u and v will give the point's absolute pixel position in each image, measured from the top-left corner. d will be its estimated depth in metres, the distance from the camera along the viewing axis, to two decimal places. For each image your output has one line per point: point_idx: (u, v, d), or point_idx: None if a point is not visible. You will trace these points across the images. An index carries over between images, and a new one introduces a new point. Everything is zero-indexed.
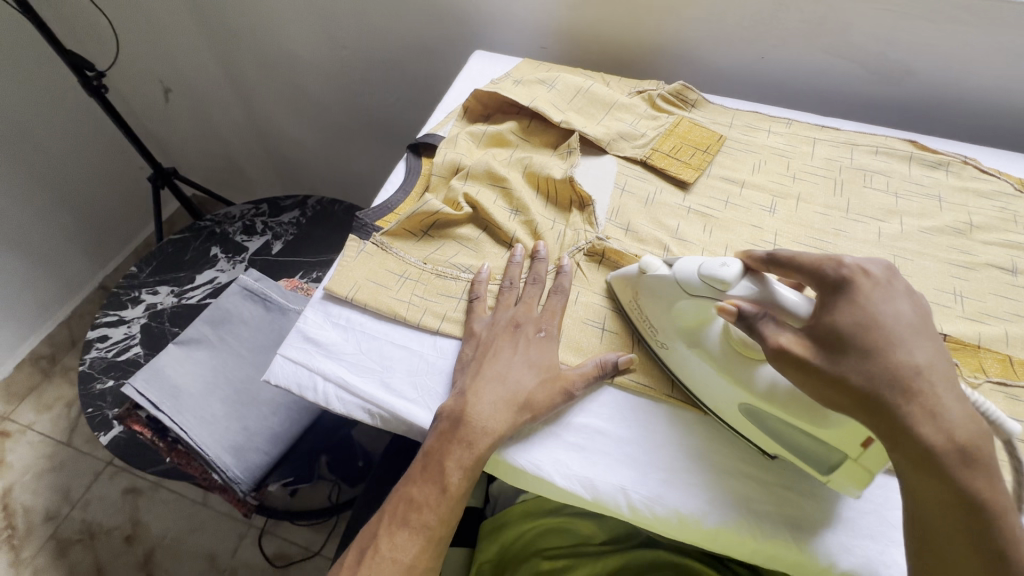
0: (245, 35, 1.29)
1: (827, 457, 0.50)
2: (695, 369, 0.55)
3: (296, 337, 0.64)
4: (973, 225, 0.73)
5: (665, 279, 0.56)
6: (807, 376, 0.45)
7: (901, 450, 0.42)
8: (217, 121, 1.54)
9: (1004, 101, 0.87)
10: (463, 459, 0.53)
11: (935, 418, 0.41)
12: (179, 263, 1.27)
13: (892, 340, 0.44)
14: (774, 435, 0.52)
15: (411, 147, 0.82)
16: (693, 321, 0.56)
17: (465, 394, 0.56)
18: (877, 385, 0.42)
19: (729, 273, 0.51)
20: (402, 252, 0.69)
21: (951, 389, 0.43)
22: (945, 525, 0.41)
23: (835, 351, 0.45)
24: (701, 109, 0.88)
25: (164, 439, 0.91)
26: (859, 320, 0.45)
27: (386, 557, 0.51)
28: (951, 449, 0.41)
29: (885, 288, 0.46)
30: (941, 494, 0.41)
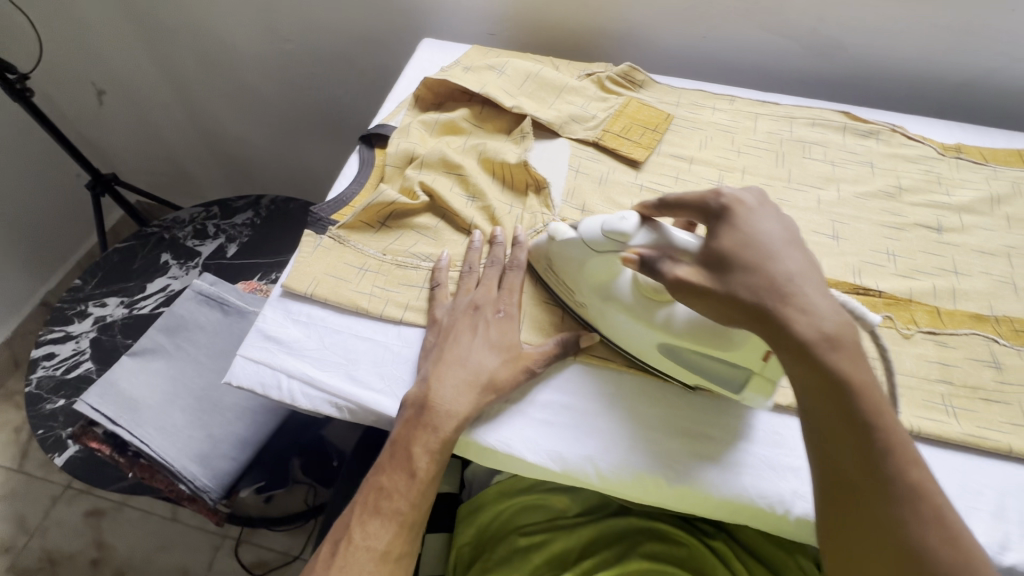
0: (181, 29, 1.24)
1: (734, 377, 0.55)
2: (616, 321, 0.58)
3: (256, 336, 0.63)
4: (902, 188, 0.78)
5: (572, 241, 0.59)
6: (701, 298, 0.49)
7: (784, 350, 0.46)
8: (158, 122, 1.47)
9: (926, 71, 0.92)
10: (431, 442, 0.53)
11: (806, 312, 0.46)
12: (128, 272, 1.21)
13: (767, 254, 0.48)
14: (691, 367, 0.56)
15: (364, 138, 0.81)
16: (605, 277, 0.58)
17: (428, 380, 0.56)
18: (757, 292, 0.47)
19: (628, 225, 0.55)
20: (360, 245, 0.69)
21: (822, 291, 0.48)
22: (826, 411, 0.45)
23: (722, 269, 0.49)
24: (649, 90, 0.90)
25: (125, 454, 0.88)
26: (737, 240, 0.49)
27: (361, 545, 0.52)
28: (820, 339, 0.45)
29: (761, 210, 0.52)
30: (817, 381, 0.45)
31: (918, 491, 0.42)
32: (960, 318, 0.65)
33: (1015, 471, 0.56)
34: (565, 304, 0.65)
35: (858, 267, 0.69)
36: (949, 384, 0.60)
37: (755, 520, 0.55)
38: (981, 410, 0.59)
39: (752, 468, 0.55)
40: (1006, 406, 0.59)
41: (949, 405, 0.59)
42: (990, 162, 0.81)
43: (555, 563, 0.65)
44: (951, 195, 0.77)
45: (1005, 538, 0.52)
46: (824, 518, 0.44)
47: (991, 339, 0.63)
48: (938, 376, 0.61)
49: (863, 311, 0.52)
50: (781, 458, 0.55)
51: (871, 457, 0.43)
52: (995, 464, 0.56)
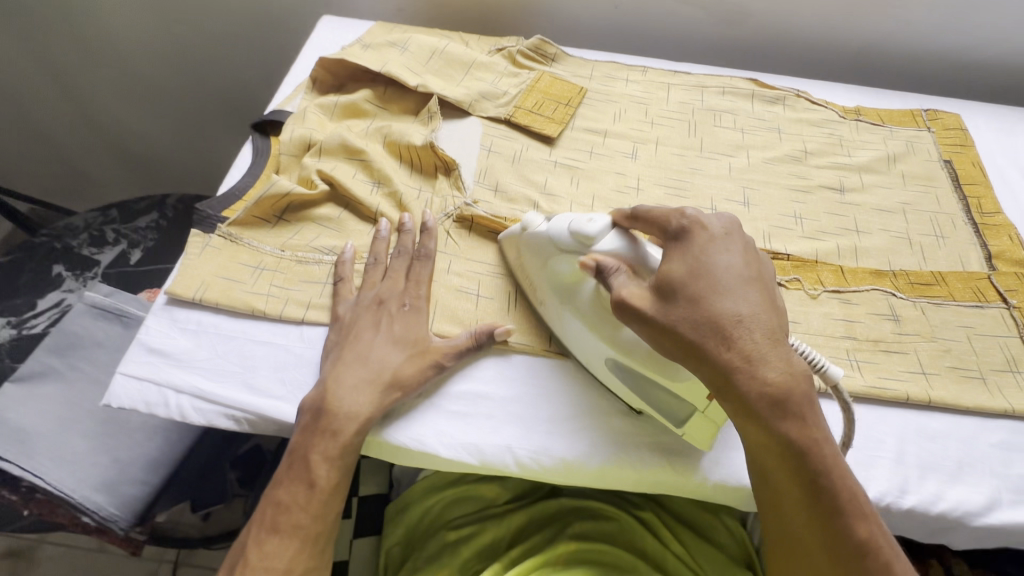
0: (51, 10, 1.10)
1: (678, 411, 0.52)
2: (571, 325, 0.56)
3: (137, 351, 0.57)
4: (808, 151, 0.80)
5: (541, 236, 0.57)
6: (645, 325, 0.47)
7: (728, 395, 0.45)
8: (40, 119, 1.30)
9: (826, 36, 0.95)
10: (330, 449, 0.51)
11: (750, 365, 0.44)
12: (13, 288, 1.08)
13: (717, 288, 0.46)
14: (639, 390, 0.53)
15: (256, 126, 0.74)
16: (568, 278, 0.56)
17: (327, 382, 0.53)
18: (700, 332, 0.45)
19: (594, 229, 0.54)
20: (255, 242, 0.63)
21: (772, 336, 0.45)
22: (774, 466, 0.45)
23: (668, 300, 0.47)
24: (562, 63, 0.87)
25: (18, 491, 0.74)
26: (689, 269, 0.48)
27: (258, 567, 0.49)
28: (764, 396, 0.43)
29: (721, 240, 0.49)
30: (763, 438, 0.45)
31: (864, 550, 0.43)
32: (862, 275, 0.68)
33: (913, 416, 0.59)
34: (478, 292, 0.62)
35: (768, 232, 0.70)
36: (853, 339, 0.62)
37: (676, 490, 0.54)
38: (882, 361, 0.61)
39: (739, 450, 0.54)
40: (904, 356, 0.62)
41: (853, 359, 0.61)
42: (887, 123, 0.85)
43: (485, 555, 0.64)
44: (852, 156, 0.80)
45: (904, 482, 0.55)
46: (774, 552, 0.49)
47: (889, 293, 0.66)
48: (843, 333, 0.63)
49: (825, 364, 0.48)
50: None
51: (816, 514, 0.44)
52: (896, 411, 0.59)
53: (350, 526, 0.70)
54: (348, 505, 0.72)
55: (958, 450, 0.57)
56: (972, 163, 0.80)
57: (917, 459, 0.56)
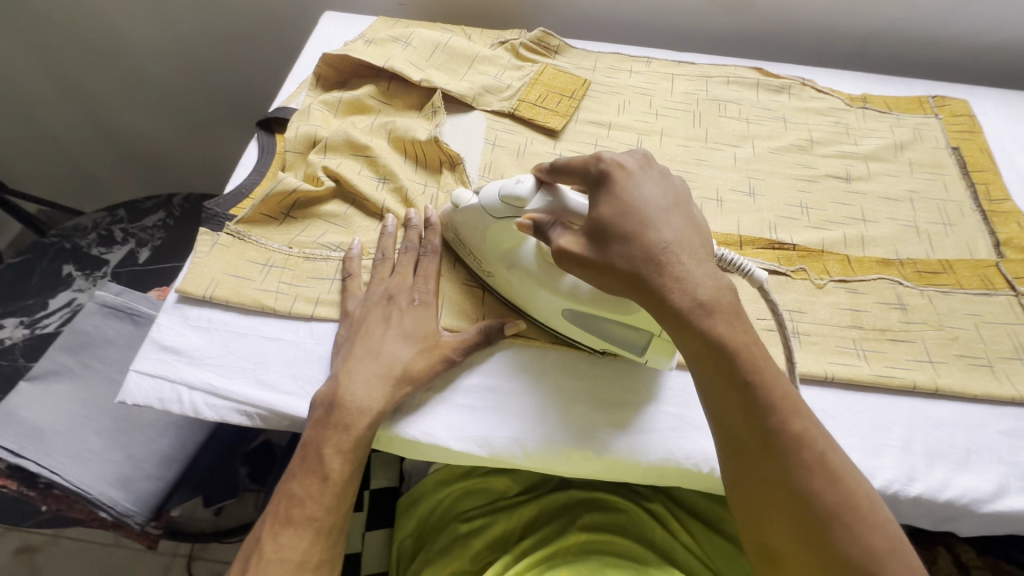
0: (55, 13, 1.10)
1: (637, 341, 0.55)
2: (521, 287, 0.57)
3: (150, 348, 0.58)
4: (814, 140, 0.79)
5: (473, 209, 0.58)
6: (584, 267, 0.48)
7: (666, 320, 0.46)
8: (47, 121, 1.30)
9: (832, 23, 0.94)
10: (342, 443, 0.52)
11: (681, 281, 0.46)
12: (25, 288, 1.09)
13: (644, 219, 0.47)
14: (595, 331, 0.55)
15: (262, 124, 0.75)
16: (508, 243, 0.57)
17: (338, 377, 0.54)
18: (634, 261, 0.46)
19: (524, 189, 0.54)
20: (263, 240, 0.64)
21: (697, 253, 0.47)
22: (710, 377, 0.46)
23: (600, 240, 0.48)
24: (565, 55, 0.87)
25: (35, 487, 0.75)
26: (617, 207, 0.48)
27: (274, 559, 0.50)
28: (695, 306, 0.45)
29: (640, 175, 0.50)
30: (699, 349, 0.46)
31: (800, 438, 0.44)
32: (869, 264, 0.68)
33: (921, 405, 0.59)
34: (484, 286, 0.63)
35: (774, 222, 0.70)
36: (860, 328, 0.62)
37: (683, 481, 0.55)
38: (889, 350, 0.61)
39: (675, 431, 0.55)
40: (911, 344, 0.62)
41: (860, 348, 0.61)
42: (894, 110, 0.84)
43: (496, 547, 0.65)
44: (859, 144, 0.79)
45: (912, 470, 0.55)
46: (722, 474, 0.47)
47: (896, 282, 0.66)
48: (850, 322, 0.63)
49: (751, 267, 0.50)
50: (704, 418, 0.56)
51: (753, 416, 0.44)
52: (904, 400, 0.59)
53: (363, 519, 0.71)
54: (360, 499, 0.72)
55: (965, 438, 0.57)
56: (981, 150, 0.80)
57: (924, 447, 0.56)
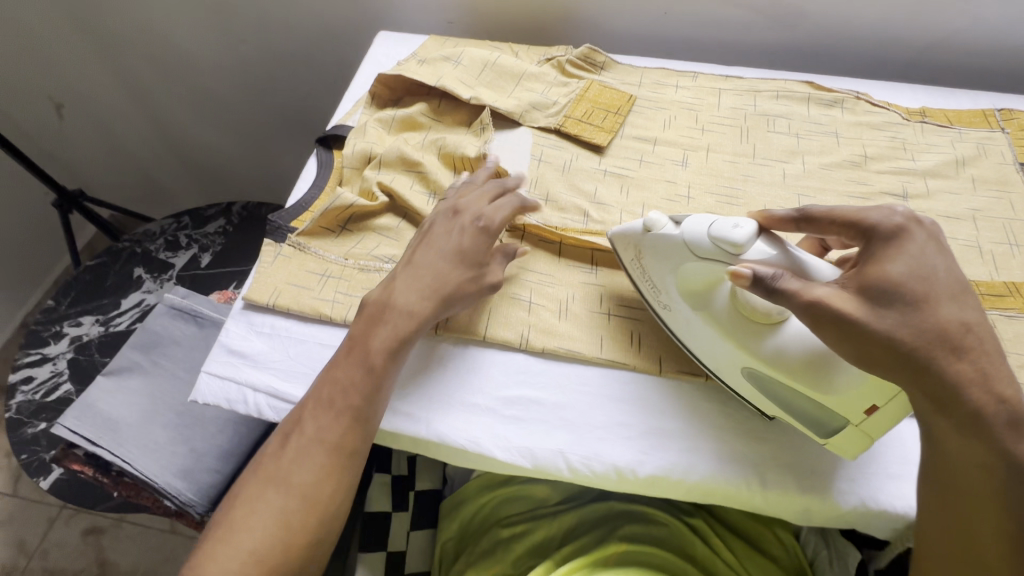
0: (133, 35, 1.19)
1: (828, 423, 0.52)
2: (699, 330, 0.56)
3: (218, 351, 0.62)
4: (868, 156, 0.77)
5: (672, 239, 0.56)
6: (849, 332, 0.45)
7: (952, 410, 0.45)
8: (124, 135, 1.41)
9: (886, 35, 0.92)
10: (390, 336, 0.57)
11: (983, 380, 0.45)
12: (101, 289, 1.19)
13: (938, 297, 0.46)
14: (769, 393, 0.54)
15: (321, 140, 0.79)
16: (700, 284, 0.56)
17: (391, 284, 0.60)
18: (930, 344, 0.45)
19: (742, 235, 0.50)
20: (321, 251, 0.68)
21: (994, 349, 0.46)
22: (985, 489, 0.46)
23: (881, 304, 0.46)
24: (610, 71, 0.88)
25: (108, 474, 0.81)
26: (915, 274, 0.46)
27: (312, 437, 0.53)
28: (998, 414, 0.45)
29: (937, 244, 0.48)
30: (985, 457, 0.45)
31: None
32: None
33: None
34: (531, 299, 0.64)
35: None
36: None
37: (727, 502, 0.55)
38: None
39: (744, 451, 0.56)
40: None
41: None
42: (955, 124, 0.81)
43: (537, 553, 0.67)
44: (917, 160, 0.77)
45: None
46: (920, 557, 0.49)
47: None
48: None
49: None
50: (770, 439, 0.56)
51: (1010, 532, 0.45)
52: None
53: (407, 518, 0.75)
54: (405, 499, 0.76)
55: None
56: None
57: None
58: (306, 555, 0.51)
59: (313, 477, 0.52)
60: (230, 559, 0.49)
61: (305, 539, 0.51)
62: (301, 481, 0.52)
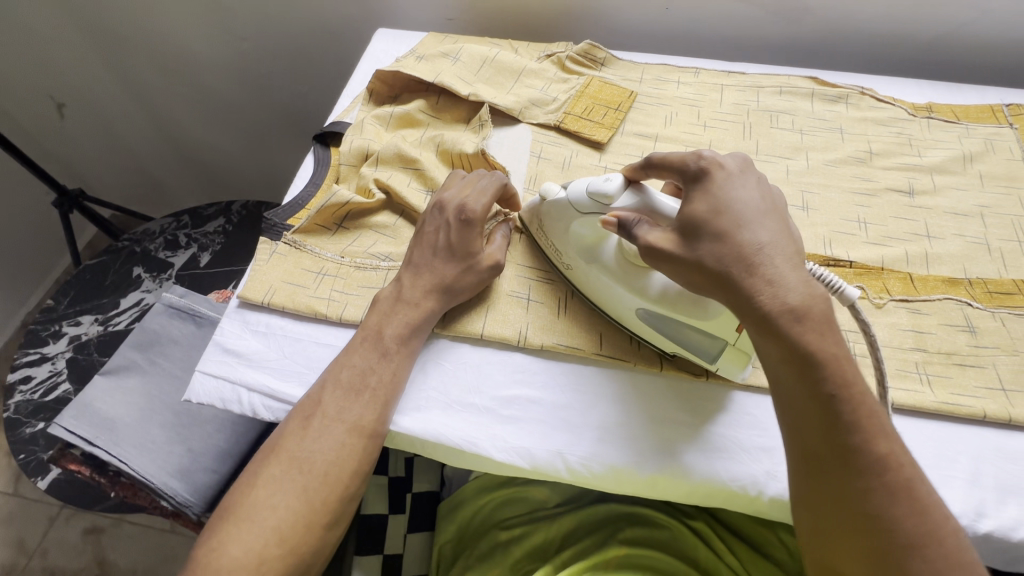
0: (132, 33, 1.19)
1: (710, 347, 0.55)
2: (598, 284, 0.59)
3: (214, 350, 0.62)
4: (873, 152, 0.76)
5: (559, 202, 0.59)
6: (670, 266, 0.49)
7: (749, 317, 0.45)
8: (123, 132, 1.40)
9: (892, 31, 0.90)
10: (405, 320, 0.58)
11: (771, 284, 0.44)
12: (100, 288, 1.18)
13: (739, 222, 0.47)
14: (665, 332, 0.56)
15: (318, 137, 0.78)
16: (591, 240, 0.58)
17: (399, 277, 0.61)
18: (724, 262, 0.46)
19: (612, 187, 0.54)
20: (317, 249, 0.67)
21: (790, 260, 0.46)
22: (792, 382, 0.45)
23: (693, 237, 0.48)
24: (611, 67, 0.87)
25: (105, 474, 0.78)
26: (713, 207, 0.48)
27: (333, 418, 0.53)
28: (784, 311, 0.44)
29: (738, 177, 0.50)
30: (780, 356, 0.44)
31: (884, 461, 0.43)
32: (933, 283, 0.64)
33: (990, 435, 0.55)
34: (529, 296, 0.63)
35: (829, 237, 0.68)
36: (923, 351, 0.59)
37: (729, 503, 0.54)
38: (955, 376, 0.58)
39: (750, 455, 0.54)
40: (981, 370, 0.58)
41: (922, 373, 0.58)
42: (962, 120, 0.79)
43: (537, 556, 0.66)
44: (922, 156, 0.75)
45: (980, 505, 0.52)
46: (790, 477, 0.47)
47: (965, 303, 0.62)
48: (912, 344, 0.60)
49: (841, 284, 0.50)
50: (771, 443, 0.55)
51: (829, 428, 0.43)
52: (972, 429, 0.56)
53: (405, 520, 0.74)
54: (403, 501, 0.75)
55: None
56: None
57: (996, 482, 0.53)
58: (326, 533, 0.51)
59: (335, 456, 0.52)
60: (252, 536, 0.48)
61: (326, 518, 0.50)
62: (323, 461, 0.51)
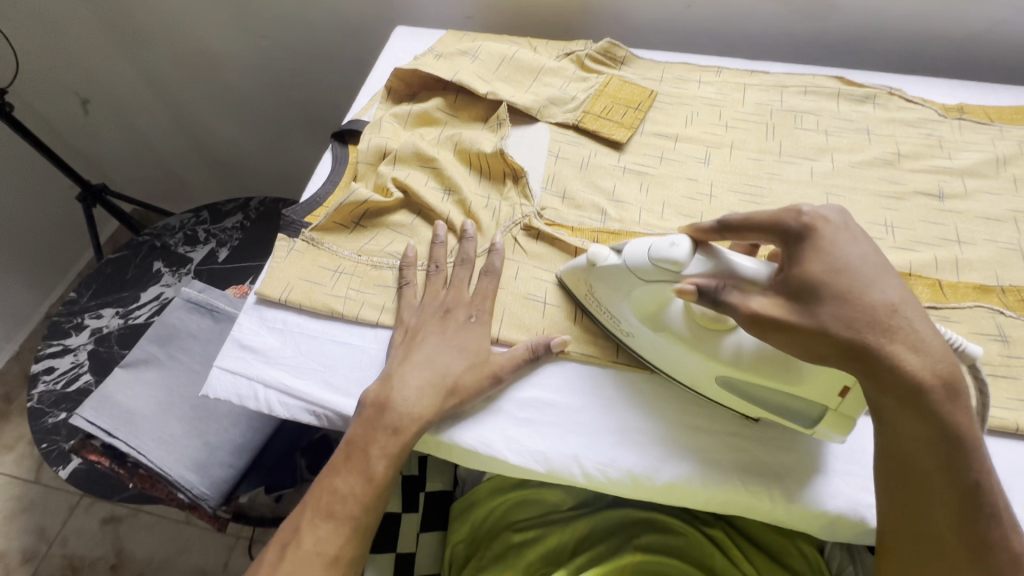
0: (155, 31, 1.20)
1: (807, 412, 0.51)
2: (671, 354, 0.54)
3: (232, 346, 0.62)
4: (901, 154, 0.74)
5: (616, 268, 0.54)
6: (784, 334, 0.44)
7: (891, 393, 0.42)
8: (144, 128, 1.43)
9: (921, 29, 0.88)
10: (392, 442, 0.54)
11: (918, 351, 0.41)
12: (121, 282, 1.20)
13: (863, 281, 0.43)
14: (753, 400, 0.52)
15: (336, 135, 0.78)
16: (653, 306, 0.54)
17: (391, 378, 0.56)
18: (857, 330, 0.42)
19: (680, 253, 0.50)
20: (335, 247, 0.67)
21: (926, 321, 0.43)
22: (928, 462, 0.43)
23: (808, 302, 0.44)
24: (631, 66, 0.86)
25: (124, 465, 0.79)
26: (829, 267, 0.44)
27: (310, 550, 0.52)
28: (937, 384, 0.41)
29: (845, 231, 0.46)
30: (922, 434, 0.42)
31: (1020, 558, 0.42)
32: (963, 290, 0.62)
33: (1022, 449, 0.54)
34: (546, 299, 0.62)
35: None
36: None
37: (747, 512, 0.53)
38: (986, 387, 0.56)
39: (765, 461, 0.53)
40: (1013, 381, 0.56)
41: None
42: (995, 121, 0.77)
43: (549, 560, 0.66)
44: (953, 158, 0.73)
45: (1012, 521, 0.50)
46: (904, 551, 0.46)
47: (997, 311, 0.60)
48: None
49: (963, 342, 0.47)
50: (785, 448, 0.54)
51: (967, 514, 0.42)
52: (1004, 442, 0.54)
53: (417, 520, 0.72)
54: (416, 500, 0.74)
55: None
56: None
57: None
58: None
59: None
60: None
61: None
62: None
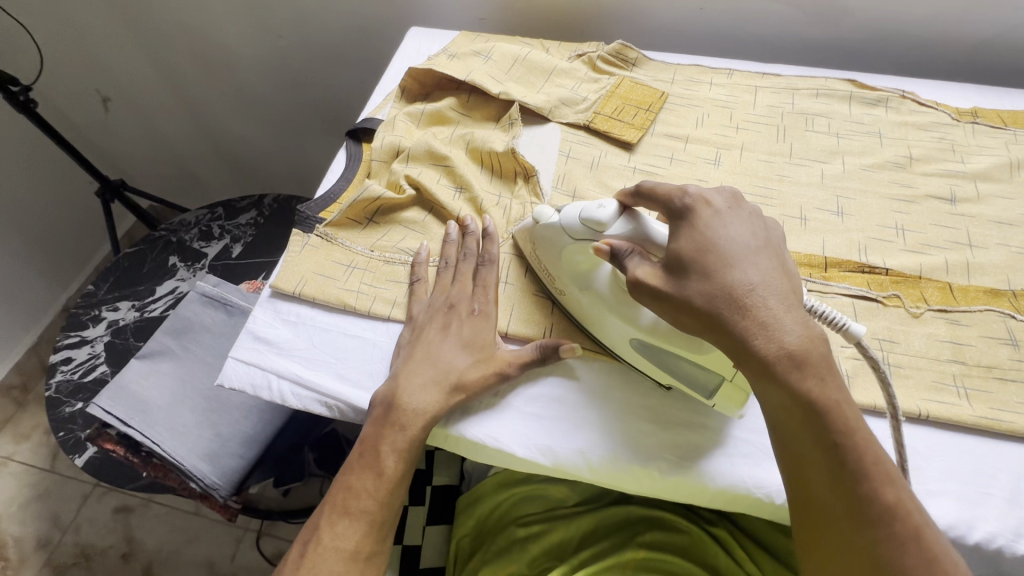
0: (175, 31, 1.22)
1: (708, 382, 0.53)
2: (592, 311, 0.57)
3: (247, 338, 0.64)
4: (913, 157, 0.74)
5: (552, 226, 0.58)
6: (660, 302, 0.48)
7: (748, 363, 0.44)
8: (161, 125, 1.45)
9: (935, 33, 0.88)
10: (401, 439, 0.55)
11: (767, 326, 0.43)
12: (138, 276, 1.22)
13: (728, 260, 0.46)
14: (661, 364, 0.55)
15: (351, 133, 0.80)
16: (584, 266, 0.57)
17: (397, 377, 0.57)
18: (714, 301, 0.45)
19: (605, 215, 0.53)
20: (348, 242, 0.68)
21: (786, 297, 0.45)
22: (792, 428, 0.44)
23: (679, 276, 0.47)
24: (642, 67, 0.86)
25: (138, 454, 0.81)
26: (698, 246, 0.47)
27: (331, 546, 0.53)
28: (782, 355, 0.43)
29: (723, 213, 0.49)
30: (781, 402, 0.43)
31: (893, 510, 0.41)
32: (973, 294, 0.62)
33: None
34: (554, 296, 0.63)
35: (864, 244, 0.66)
36: (961, 363, 0.57)
37: (756, 510, 0.54)
38: (996, 391, 0.56)
39: (756, 458, 0.53)
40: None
41: (960, 386, 0.56)
42: (1009, 125, 0.76)
43: (553, 555, 0.66)
44: (966, 162, 0.73)
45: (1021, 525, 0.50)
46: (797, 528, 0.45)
47: (1007, 315, 0.60)
48: (950, 356, 0.58)
49: (846, 321, 0.47)
50: None
51: (837, 479, 0.42)
52: (1012, 446, 0.54)
53: (423, 513, 0.74)
54: (423, 493, 0.75)
55: None
56: None
57: None
58: None
59: None
60: None
61: None
62: None
